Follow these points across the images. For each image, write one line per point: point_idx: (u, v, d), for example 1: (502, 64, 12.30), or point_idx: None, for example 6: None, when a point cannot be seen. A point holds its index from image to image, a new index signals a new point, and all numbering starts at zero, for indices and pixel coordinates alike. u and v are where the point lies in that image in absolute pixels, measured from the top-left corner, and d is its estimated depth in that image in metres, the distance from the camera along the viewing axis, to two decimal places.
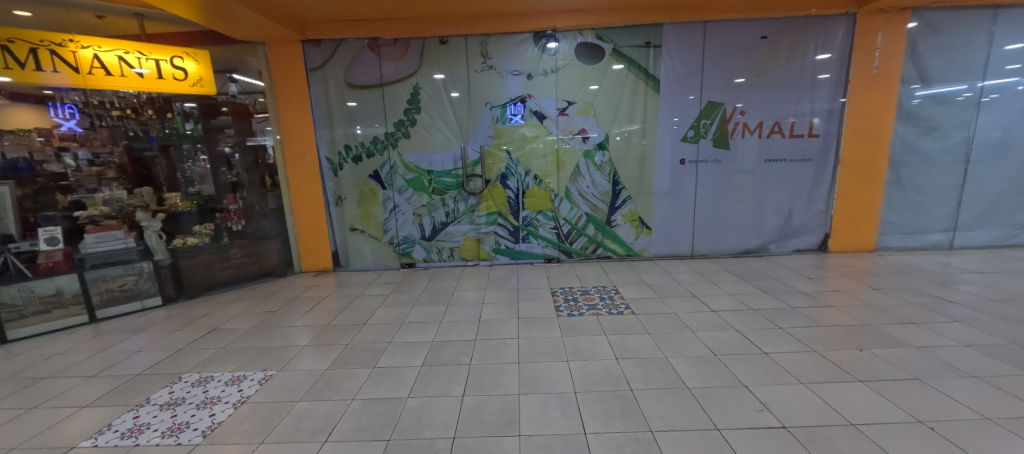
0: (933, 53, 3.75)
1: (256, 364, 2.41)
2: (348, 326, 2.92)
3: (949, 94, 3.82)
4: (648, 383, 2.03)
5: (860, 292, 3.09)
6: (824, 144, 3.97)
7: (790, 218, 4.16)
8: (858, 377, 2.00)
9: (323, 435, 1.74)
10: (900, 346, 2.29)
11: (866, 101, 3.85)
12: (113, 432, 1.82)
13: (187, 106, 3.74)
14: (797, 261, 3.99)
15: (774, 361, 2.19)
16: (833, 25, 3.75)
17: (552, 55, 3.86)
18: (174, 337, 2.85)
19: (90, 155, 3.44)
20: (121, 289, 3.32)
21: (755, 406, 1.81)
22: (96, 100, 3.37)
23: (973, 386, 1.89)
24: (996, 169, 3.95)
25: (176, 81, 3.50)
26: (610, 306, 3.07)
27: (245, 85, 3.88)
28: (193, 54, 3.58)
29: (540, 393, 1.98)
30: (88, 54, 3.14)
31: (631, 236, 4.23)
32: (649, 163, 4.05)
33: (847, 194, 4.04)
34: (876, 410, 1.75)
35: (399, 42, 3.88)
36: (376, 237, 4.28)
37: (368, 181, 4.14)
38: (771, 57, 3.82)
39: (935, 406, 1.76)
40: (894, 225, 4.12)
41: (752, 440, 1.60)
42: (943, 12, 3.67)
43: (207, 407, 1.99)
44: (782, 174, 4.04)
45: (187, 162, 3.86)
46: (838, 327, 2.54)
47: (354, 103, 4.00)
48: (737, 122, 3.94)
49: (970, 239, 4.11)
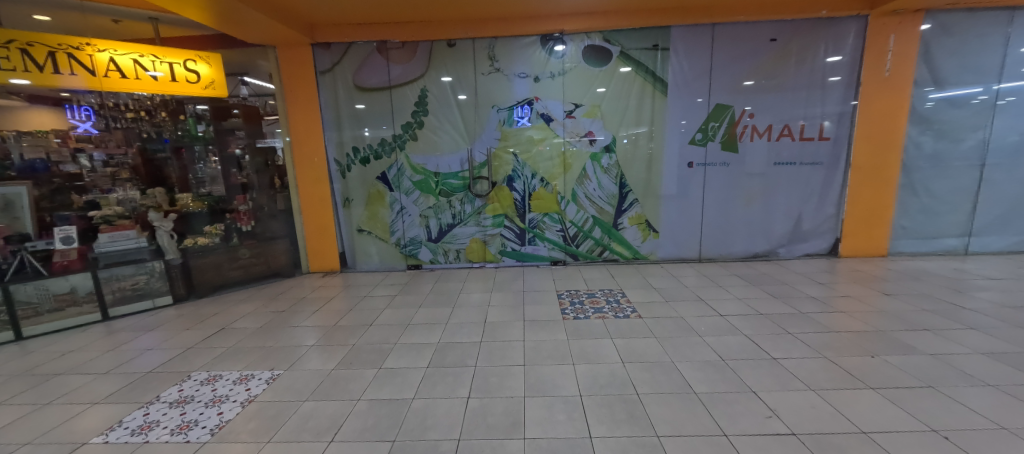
0: (947, 55, 3.69)
1: (264, 363, 2.43)
2: (354, 327, 2.94)
3: (963, 97, 3.76)
4: (654, 388, 2.01)
5: (871, 298, 3.05)
6: (834, 147, 3.92)
7: (800, 221, 4.11)
8: (869, 384, 1.97)
9: (329, 435, 1.75)
10: (913, 353, 2.24)
11: (878, 103, 3.80)
12: (123, 429, 1.85)
13: (199, 109, 3.82)
14: (807, 266, 3.94)
15: (783, 366, 2.16)
16: (844, 27, 3.71)
17: (559, 57, 3.87)
18: (183, 336, 2.89)
19: (105, 156, 3.53)
20: (132, 287, 3.37)
21: (764, 412, 1.79)
22: (111, 102, 3.44)
23: (988, 395, 1.85)
24: (1013, 173, 3.86)
25: (189, 84, 3.55)
26: (616, 309, 3.06)
27: (255, 88, 3.96)
28: (205, 58, 3.63)
29: (544, 397, 1.97)
30: (104, 57, 3.18)
31: (638, 239, 4.20)
32: (657, 166, 4.03)
33: (858, 198, 3.99)
34: (890, 418, 1.71)
35: (407, 45, 3.91)
36: (383, 239, 4.31)
37: (375, 182, 4.17)
38: (781, 60, 3.79)
39: (949, 415, 1.72)
40: (907, 230, 4.05)
41: (760, 446, 1.58)
42: (957, 14, 3.61)
43: (215, 405, 2.02)
44: (792, 177, 4.00)
45: (198, 164, 3.94)
46: (849, 333, 2.50)
47: (363, 106, 4.04)
48: (746, 125, 3.91)
49: (985, 244, 4.03)
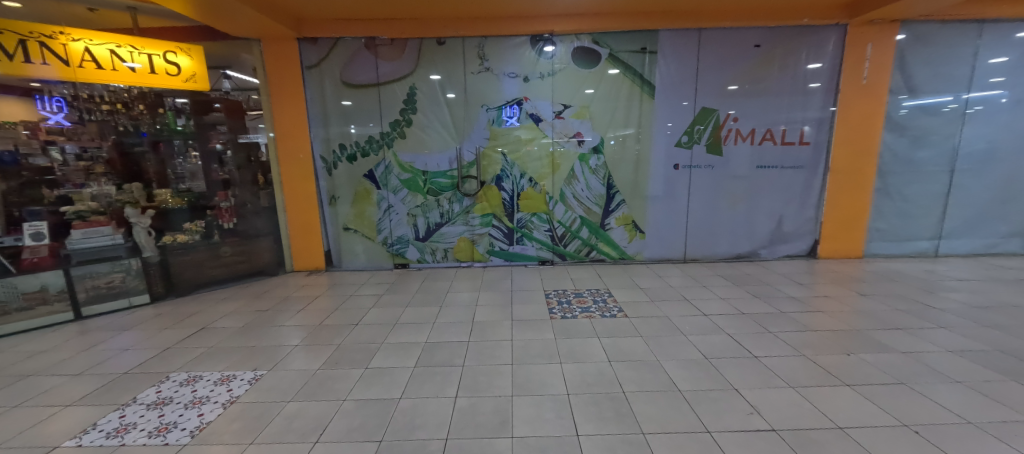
0: (921, 65, 3.83)
1: (247, 363, 2.38)
2: (340, 326, 2.90)
3: (935, 105, 3.91)
4: (641, 386, 2.04)
5: (848, 298, 3.15)
6: (814, 152, 4.04)
7: (781, 223, 4.22)
8: (845, 381, 2.03)
9: (314, 436, 1.72)
10: (887, 351, 2.33)
11: (856, 110, 3.92)
12: (98, 432, 1.79)
13: (180, 102, 3.69)
14: (787, 267, 4.04)
15: (764, 364, 2.22)
16: (824, 35, 3.83)
17: (549, 58, 3.88)
18: (162, 335, 2.80)
19: (78, 149, 3.43)
20: (107, 286, 3.24)
21: (745, 409, 1.83)
22: (86, 93, 3.30)
23: (958, 392, 1.93)
24: (981, 179, 4.04)
25: (169, 76, 3.49)
26: (603, 308, 3.09)
27: (238, 81, 3.83)
28: (186, 50, 3.57)
29: (532, 395, 1.98)
30: (79, 47, 3.08)
31: (624, 239, 4.26)
32: (644, 168, 4.09)
33: (837, 201, 4.11)
34: (865, 413, 1.78)
35: (396, 42, 3.87)
36: (369, 237, 4.26)
37: (362, 180, 4.12)
38: (764, 65, 3.88)
39: (921, 411, 1.78)
40: (882, 233, 4.20)
41: (742, 442, 1.62)
42: (931, 25, 3.76)
43: (195, 406, 1.96)
44: (774, 180, 4.10)
45: (178, 158, 3.83)
46: (827, 332, 2.58)
47: (350, 102, 3.98)
48: (730, 128, 4.00)
49: (954, 247, 4.21)
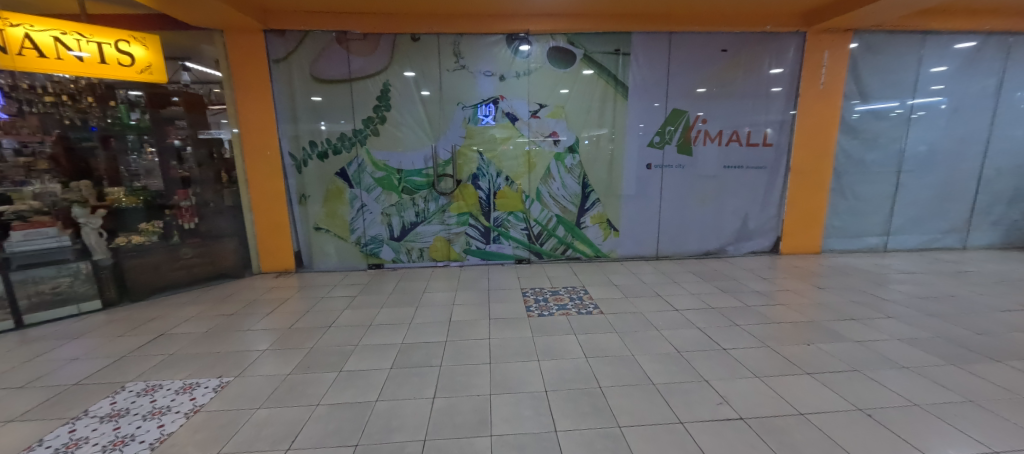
0: (871, 72, 4.10)
1: (212, 370, 2.27)
2: (313, 329, 2.81)
3: (883, 110, 4.20)
4: (616, 380, 2.09)
5: (808, 291, 3.34)
6: (776, 153, 4.25)
7: (746, 221, 4.41)
8: (806, 370, 2.16)
9: (286, 443, 1.67)
10: (842, 340, 2.49)
11: (814, 113, 4.15)
12: (45, 448, 1.66)
13: (133, 95, 3.46)
14: (752, 262, 4.24)
15: (731, 356, 2.32)
16: (785, 41, 4.02)
17: (524, 57, 3.90)
18: (116, 343, 2.63)
19: (17, 143, 3.03)
20: (53, 291, 3.06)
21: (715, 399, 1.91)
22: (25, 83, 3.00)
23: (904, 376, 2.09)
24: (923, 179, 4.37)
25: (121, 67, 3.26)
26: (579, 306, 3.14)
27: (198, 74, 3.64)
28: (140, 39, 3.32)
29: (510, 393, 1.98)
30: (18, 33, 2.81)
31: (599, 237, 4.33)
32: (617, 167, 4.18)
33: (797, 200, 4.34)
34: (824, 400, 1.89)
35: (368, 37, 3.78)
36: (341, 237, 4.15)
37: (334, 179, 4.00)
38: (731, 69, 4.05)
39: (873, 396, 1.91)
40: (837, 229, 4.47)
41: (712, 431, 1.69)
42: (880, 35, 4.02)
43: (154, 417, 1.86)
44: (739, 180, 4.29)
45: (132, 155, 3.56)
46: (788, 324, 2.73)
47: (320, 98, 3.86)
48: (699, 129, 4.14)
49: (901, 242, 4.53)
